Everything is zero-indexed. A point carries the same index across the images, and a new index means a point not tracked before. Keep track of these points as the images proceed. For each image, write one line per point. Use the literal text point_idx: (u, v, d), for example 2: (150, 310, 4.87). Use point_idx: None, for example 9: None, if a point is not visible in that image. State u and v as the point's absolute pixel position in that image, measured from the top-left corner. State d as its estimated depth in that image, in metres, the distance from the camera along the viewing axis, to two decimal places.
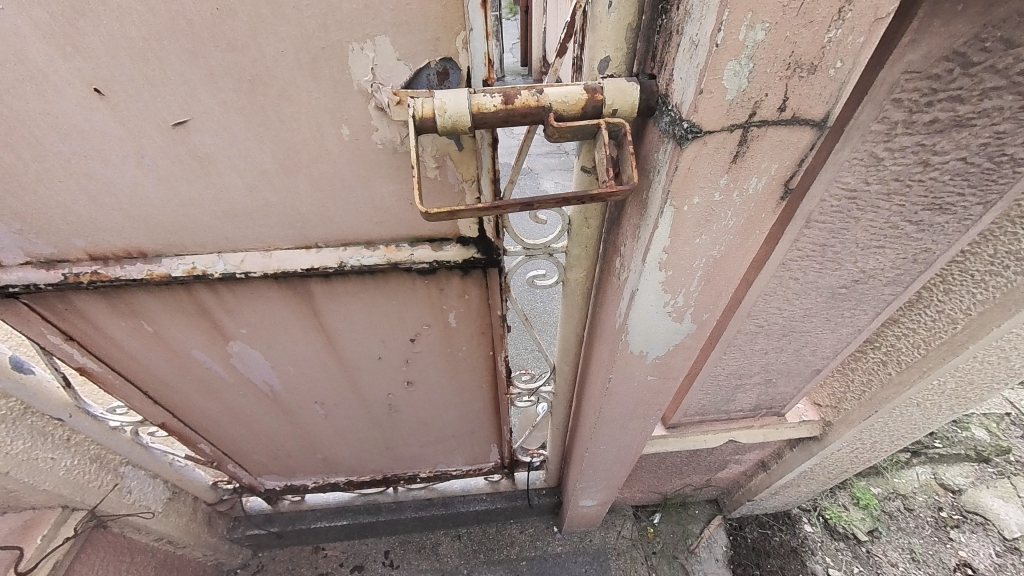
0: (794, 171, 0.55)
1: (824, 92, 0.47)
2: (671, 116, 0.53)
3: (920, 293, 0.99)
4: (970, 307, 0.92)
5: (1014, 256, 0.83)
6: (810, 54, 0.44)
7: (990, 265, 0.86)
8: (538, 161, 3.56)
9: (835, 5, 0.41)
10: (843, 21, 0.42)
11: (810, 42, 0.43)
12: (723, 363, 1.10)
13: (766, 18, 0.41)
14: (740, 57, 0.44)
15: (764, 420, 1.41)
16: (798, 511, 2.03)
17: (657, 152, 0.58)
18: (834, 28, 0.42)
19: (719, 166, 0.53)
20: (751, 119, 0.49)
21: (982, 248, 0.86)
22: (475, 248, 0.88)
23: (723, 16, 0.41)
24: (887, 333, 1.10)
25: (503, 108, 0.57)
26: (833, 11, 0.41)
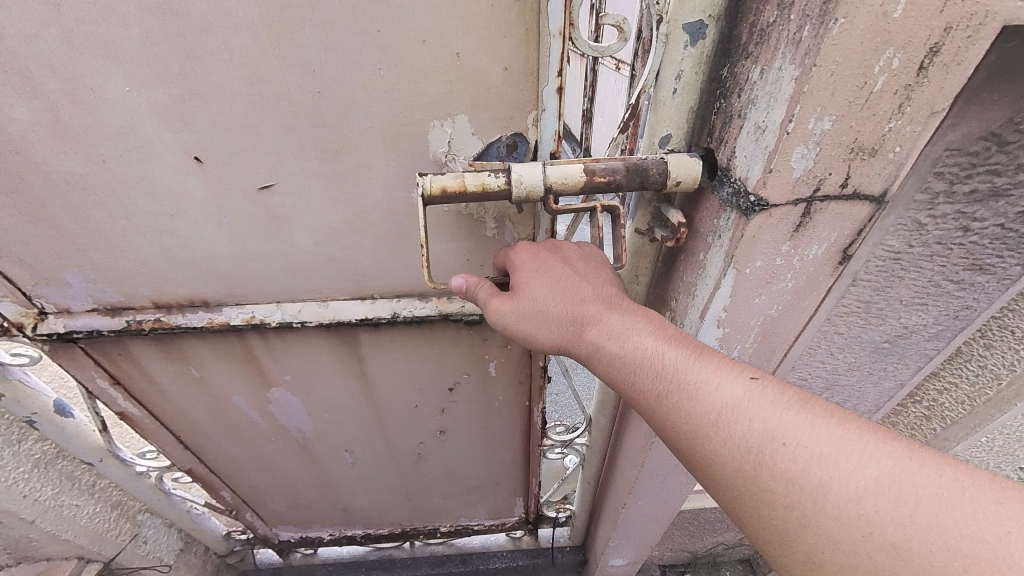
0: (852, 239, 0.58)
1: (882, 171, 0.51)
2: (734, 188, 0.56)
3: (960, 348, 0.99)
4: (1014, 364, 0.90)
5: None
6: (871, 141, 0.48)
7: None
8: None
9: (896, 101, 0.46)
10: (902, 114, 0.46)
11: (872, 131, 0.48)
12: None
13: (833, 111, 0.46)
14: (808, 143, 0.48)
15: None
16: None
17: (716, 219, 0.61)
18: (894, 120, 0.47)
19: (781, 235, 0.56)
20: (815, 194, 0.52)
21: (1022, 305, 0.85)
22: None
23: (794, 110, 0.46)
24: (928, 387, 1.10)
25: (506, 188, 0.62)
26: (894, 106, 0.46)
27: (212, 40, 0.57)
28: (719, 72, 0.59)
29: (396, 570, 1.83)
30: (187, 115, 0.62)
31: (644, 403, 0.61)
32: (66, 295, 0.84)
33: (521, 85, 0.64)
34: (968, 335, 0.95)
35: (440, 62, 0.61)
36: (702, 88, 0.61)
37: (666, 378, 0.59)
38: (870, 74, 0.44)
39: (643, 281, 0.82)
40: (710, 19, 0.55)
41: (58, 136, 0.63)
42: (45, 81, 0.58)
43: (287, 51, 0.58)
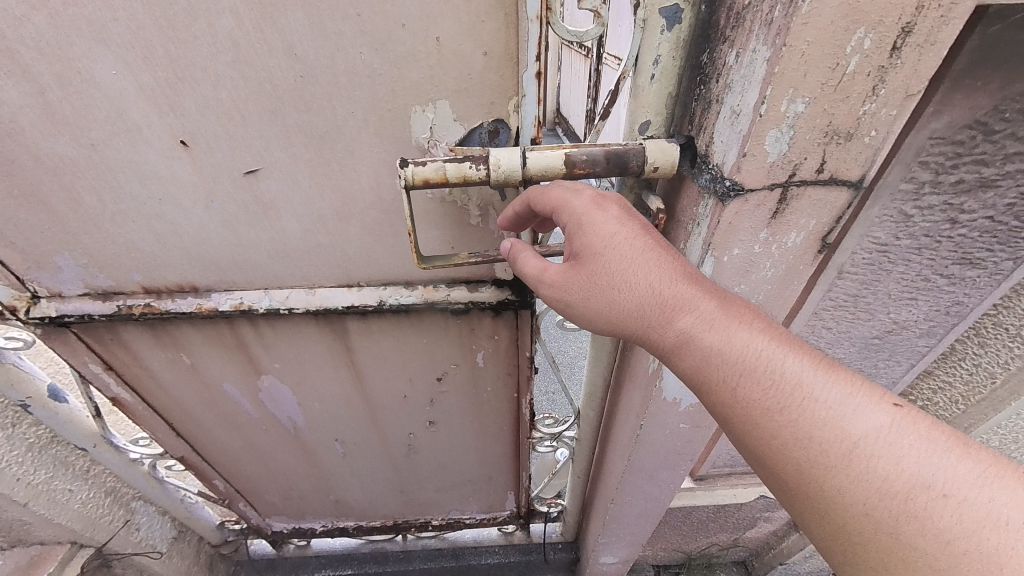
0: (830, 227, 0.58)
1: (858, 157, 0.51)
2: (711, 174, 0.56)
3: (953, 346, 0.98)
4: (1007, 362, 0.89)
5: None
6: (847, 124, 0.48)
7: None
8: None
9: (869, 83, 0.45)
10: (877, 96, 0.46)
11: (847, 114, 0.47)
12: None
13: (806, 93, 0.46)
14: (782, 126, 0.48)
15: None
16: None
17: (695, 207, 0.60)
18: (869, 102, 0.46)
19: (759, 221, 0.56)
20: (791, 179, 0.52)
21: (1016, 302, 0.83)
22: (509, 290, 0.91)
23: (766, 92, 0.45)
24: (923, 386, 1.08)
25: (487, 178, 0.63)
26: (867, 88, 0.45)
27: (195, 25, 0.58)
28: (697, 58, 0.59)
29: (388, 564, 1.84)
30: (174, 99, 0.63)
31: (745, 413, 0.55)
32: (59, 279, 0.85)
33: (502, 72, 0.64)
34: (961, 332, 0.94)
35: (420, 47, 0.61)
36: (680, 73, 0.61)
37: (789, 393, 0.52)
38: (841, 56, 0.44)
39: None
40: (685, 4, 0.55)
41: (48, 119, 0.64)
42: (35, 63, 0.59)
43: (270, 35, 0.59)
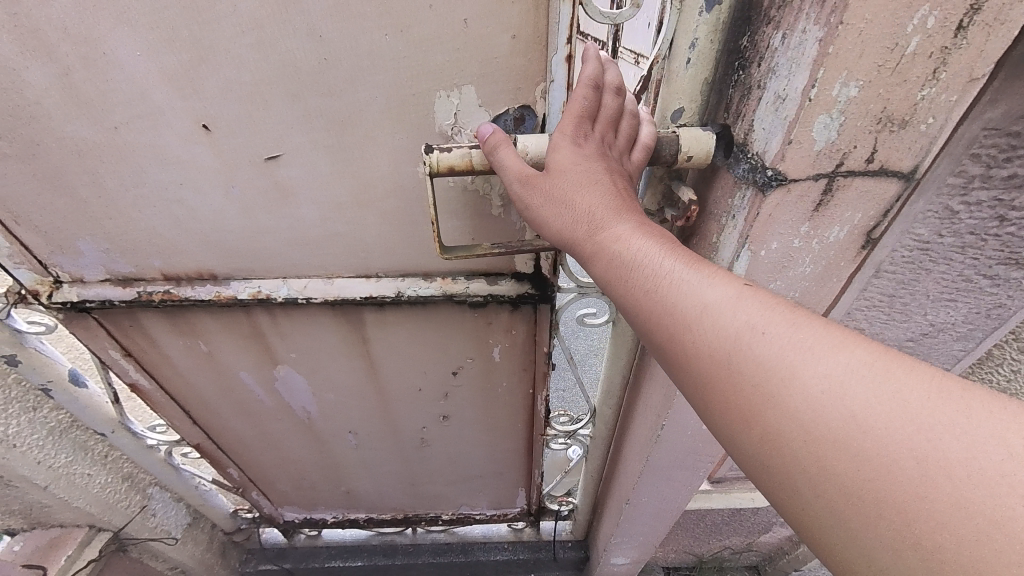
0: (873, 221, 0.55)
1: (913, 146, 0.48)
2: (750, 163, 0.52)
3: (990, 351, 0.94)
4: None
5: None
6: (902, 110, 0.45)
7: None
8: None
9: (930, 66, 0.42)
10: (938, 80, 0.43)
11: (903, 99, 0.44)
12: None
13: (860, 76, 0.43)
14: (832, 111, 0.45)
15: None
16: None
17: (729, 198, 0.57)
18: (928, 86, 0.43)
19: (801, 213, 0.53)
20: (838, 169, 0.49)
21: None
22: (528, 283, 0.89)
23: (817, 74, 0.43)
24: None
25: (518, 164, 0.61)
26: (928, 71, 0.42)
27: (218, 4, 0.56)
28: (737, 41, 0.56)
29: (397, 555, 1.85)
30: (195, 82, 0.62)
31: (672, 348, 0.48)
32: (80, 264, 0.86)
33: (530, 56, 0.62)
34: (1000, 337, 0.90)
35: (447, 30, 0.59)
36: (718, 58, 0.58)
37: (711, 325, 0.45)
38: (902, 36, 0.41)
39: None
40: None
41: (71, 102, 0.64)
42: (59, 43, 0.58)
43: (294, 15, 0.57)
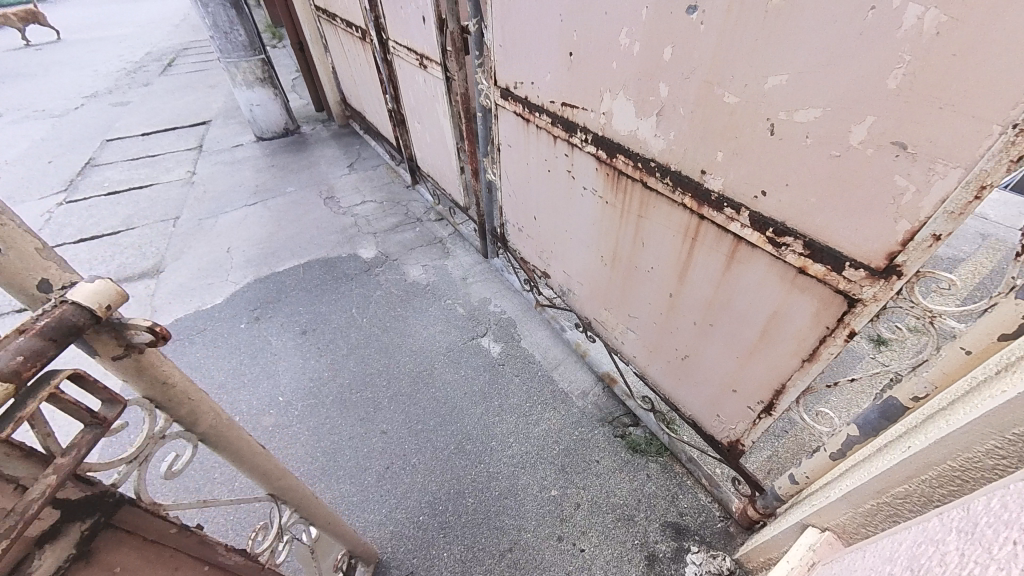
0: (654, 186, 1.61)
1: (674, 171, 1.50)
2: (712, 193, 1.40)
3: (600, 198, 1.96)
4: (593, 188, 1.96)
5: (586, 166, 1.94)
6: (678, 179, 1.50)
7: (589, 171, 1.94)
8: (392, 244, 3.98)
9: (676, 169, 1.49)
10: (664, 171, 1.54)
11: (664, 161, 1.52)
12: (667, 341, 1.97)
13: (659, 134, 1.50)
14: (663, 147, 1.51)
15: (673, 367, 2.02)
16: (627, 452, 2.32)
17: (724, 213, 1.39)
18: (668, 174, 1.53)
19: (684, 212, 1.55)
20: (664, 177, 1.55)
21: (587, 169, 1.94)
22: (77, 519, 0.75)
23: (659, 138, 1.51)
24: (592, 208, 2.06)
25: None
26: (678, 172, 1.49)
27: None
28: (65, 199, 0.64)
29: None
30: None
31: None
32: None
33: None
34: (603, 196, 1.93)
35: None
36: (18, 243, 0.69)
37: None
38: (668, 168, 1.52)
39: (169, 379, 0.83)
40: None
41: None
42: None
43: None
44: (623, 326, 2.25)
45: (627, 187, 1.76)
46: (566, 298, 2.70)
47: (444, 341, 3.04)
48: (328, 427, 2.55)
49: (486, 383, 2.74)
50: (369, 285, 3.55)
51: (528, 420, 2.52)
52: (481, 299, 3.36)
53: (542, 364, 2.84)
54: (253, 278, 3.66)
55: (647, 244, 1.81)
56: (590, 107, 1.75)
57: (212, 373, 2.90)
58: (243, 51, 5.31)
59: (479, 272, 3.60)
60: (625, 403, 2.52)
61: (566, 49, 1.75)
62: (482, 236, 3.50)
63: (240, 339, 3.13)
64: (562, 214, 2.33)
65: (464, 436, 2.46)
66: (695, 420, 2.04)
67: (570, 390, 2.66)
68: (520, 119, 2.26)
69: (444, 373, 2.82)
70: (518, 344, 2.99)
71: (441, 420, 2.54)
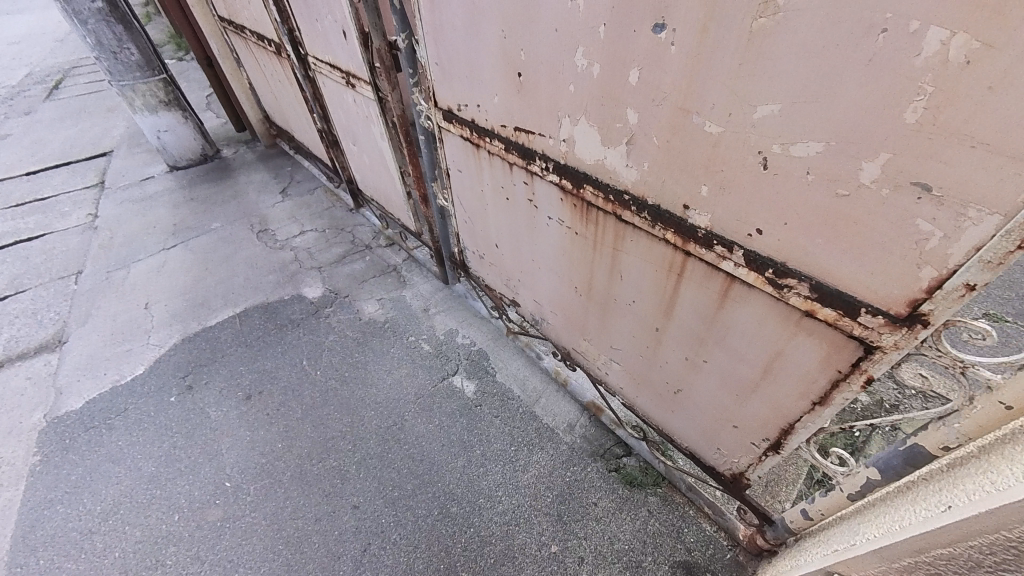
0: (630, 220, 1.44)
1: (652, 205, 1.33)
2: (699, 230, 1.24)
3: (568, 229, 1.76)
4: (559, 219, 1.77)
5: (550, 196, 1.74)
6: (656, 214, 1.34)
7: (553, 201, 1.74)
8: (342, 278, 3.61)
9: (653, 203, 1.32)
10: (640, 205, 1.37)
11: (639, 193, 1.35)
12: (655, 375, 1.83)
13: (631, 165, 1.32)
14: (637, 179, 1.34)
15: (664, 400, 1.88)
16: (624, 489, 2.19)
17: (714, 252, 1.24)
18: (644, 209, 1.36)
19: (666, 249, 1.38)
20: (641, 211, 1.38)
21: (551, 199, 1.74)
22: None
23: (631, 169, 1.33)
24: (559, 240, 1.86)
25: None
26: (656, 207, 1.32)
27: None
28: None
29: None
30: None
31: None
32: None
33: None
34: (571, 228, 1.74)
35: None
36: None
37: None
38: (644, 202, 1.35)
39: None
40: None
41: None
42: None
43: None
44: (605, 357, 2.09)
45: (598, 219, 1.58)
46: (540, 328, 2.51)
47: (413, 385, 2.76)
48: (289, 511, 2.21)
49: (465, 430, 2.50)
50: (320, 329, 3.18)
51: (515, 468, 2.32)
52: (447, 331, 3.10)
53: (522, 398, 2.64)
54: (180, 337, 3.17)
55: (625, 278, 1.64)
56: (547, 132, 1.55)
57: (139, 464, 2.45)
58: (138, 71, 4.63)
59: (441, 301, 3.33)
60: (615, 433, 2.39)
61: (514, 69, 1.53)
62: (439, 262, 3.24)
63: (171, 415, 2.68)
64: (526, 243, 2.12)
65: (448, 497, 2.23)
66: (692, 452, 1.92)
67: (555, 425, 2.49)
68: (468, 144, 2.02)
69: (416, 426, 2.55)
70: (494, 380, 2.76)
71: (420, 483, 2.29)
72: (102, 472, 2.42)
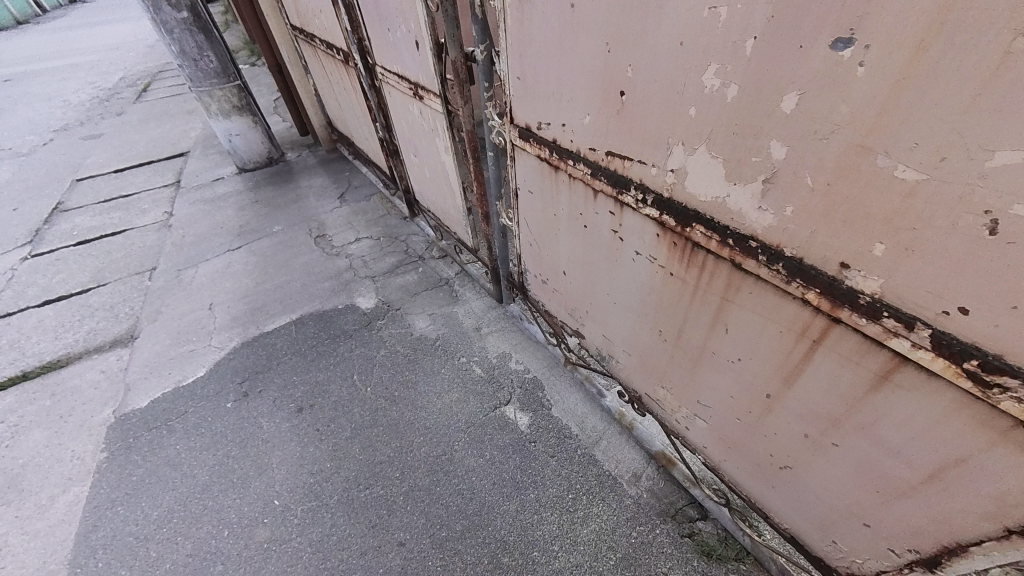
0: (752, 271, 1.20)
1: (790, 258, 1.09)
2: (861, 296, 0.98)
3: (661, 268, 1.53)
4: (651, 255, 1.53)
5: (642, 229, 1.51)
6: (794, 270, 1.09)
7: (645, 235, 1.51)
8: (393, 289, 3.54)
9: (793, 256, 1.08)
10: (772, 257, 1.13)
11: (772, 241, 1.11)
12: (756, 443, 1.55)
13: (766, 207, 1.08)
14: (770, 224, 1.10)
15: (763, 472, 1.60)
16: (700, 561, 1.91)
17: (878, 325, 0.98)
18: (778, 262, 1.12)
19: (801, 311, 1.13)
20: (772, 264, 1.13)
21: (643, 232, 1.51)
22: None
23: (765, 212, 1.09)
24: (646, 278, 1.62)
25: None
26: (797, 261, 1.07)
27: None
28: None
29: None
30: None
31: None
32: None
33: None
34: (666, 267, 1.50)
35: None
36: None
37: None
38: (779, 254, 1.11)
39: None
40: None
41: None
42: None
43: None
44: (688, 411, 1.82)
45: (706, 263, 1.34)
46: (606, 365, 2.27)
47: (463, 413, 2.60)
48: (333, 541, 2.12)
49: (518, 470, 2.31)
50: (371, 343, 3.11)
51: (573, 521, 2.09)
52: (499, 355, 2.92)
53: (581, 439, 2.41)
54: (239, 341, 3.21)
55: (732, 332, 1.38)
56: (650, 160, 1.33)
57: (193, 472, 2.45)
58: (215, 78, 4.87)
59: (494, 321, 3.16)
60: (688, 492, 2.11)
61: (614, 88, 1.33)
62: (494, 280, 3.07)
63: (226, 423, 2.69)
64: (601, 276, 1.90)
65: (500, 546, 2.04)
66: (793, 536, 1.62)
67: (618, 474, 2.24)
68: (546, 164, 1.83)
69: (466, 459, 2.38)
70: (549, 414, 2.54)
71: (469, 526, 2.12)
72: (159, 477, 2.45)
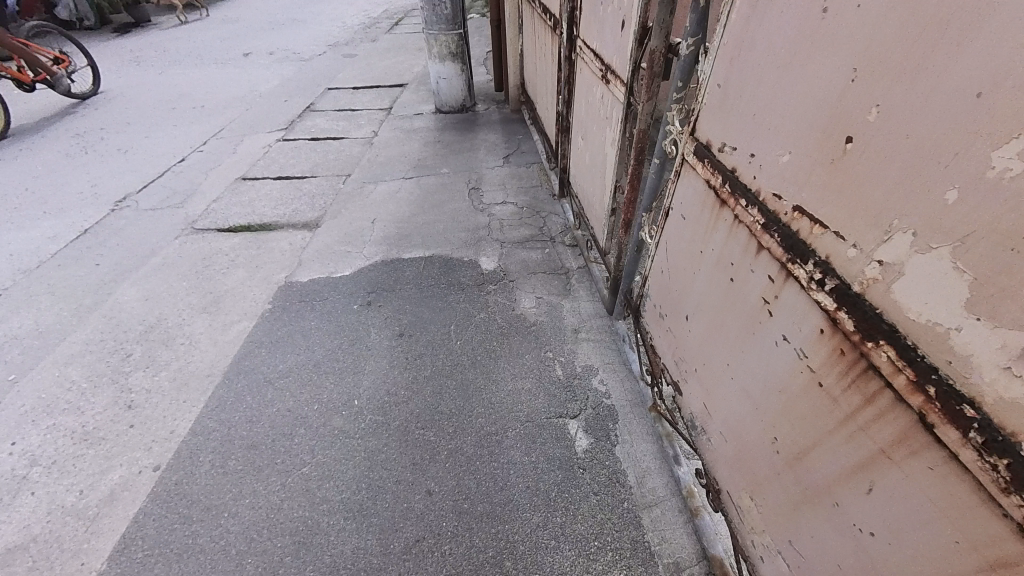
0: (947, 442, 0.84)
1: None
2: None
3: (808, 373, 1.17)
4: (801, 351, 1.18)
5: (803, 315, 1.17)
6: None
7: (804, 325, 1.16)
8: (516, 260, 3.61)
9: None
10: (992, 442, 0.77)
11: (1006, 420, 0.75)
12: None
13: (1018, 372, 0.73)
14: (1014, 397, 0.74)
15: None
16: None
17: None
18: (999, 453, 0.76)
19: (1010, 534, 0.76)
20: (986, 452, 0.77)
21: (802, 321, 1.17)
22: None
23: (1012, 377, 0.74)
24: (782, 373, 1.28)
25: None
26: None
27: None
28: None
29: None
30: None
31: None
32: None
33: None
34: (816, 374, 1.14)
35: None
36: None
37: None
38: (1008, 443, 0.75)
39: None
40: None
41: None
42: None
43: None
44: (772, 542, 1.46)
45: (876, 396, 0.98)
46: (692, 435, 1.95)
47: (528, 405, 2.58)
48: (382, 458, 2.38)
49: (557, 487, 2.21)
50: (476, 302, 3.26)
51: (590, 570, 1.94)
52: (586, 366, 2.77)
53: (633, 492, 2.17)
54: (380, 258, 3.71)
55: (874, 497, 1.01)
56: (852, 238, 1.01)
57: (314, 348, 3.00)
58: (444, 24, 5.45)
59: (596, 329, 3.00)
60: None
61: (841, 131, 1.00)
62: (612, 290, 2.87)
63: (347, 320, 3.19)
64: (726, 343, 1.57)
65: (509, 548, 2.02)
66: None
67: (658, 552, 1.97)
68: (713, 195, 1.54)
69: (513, 449, 2.38)
70: (610, 450, 2.34)
71: (490, 512, 2.14)
72: (293, 340, 3.06)
